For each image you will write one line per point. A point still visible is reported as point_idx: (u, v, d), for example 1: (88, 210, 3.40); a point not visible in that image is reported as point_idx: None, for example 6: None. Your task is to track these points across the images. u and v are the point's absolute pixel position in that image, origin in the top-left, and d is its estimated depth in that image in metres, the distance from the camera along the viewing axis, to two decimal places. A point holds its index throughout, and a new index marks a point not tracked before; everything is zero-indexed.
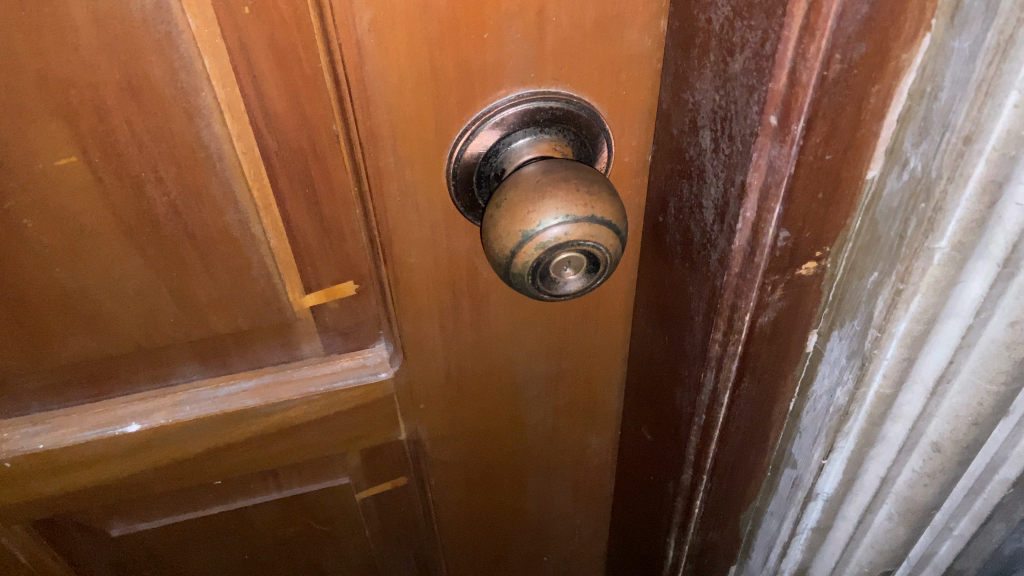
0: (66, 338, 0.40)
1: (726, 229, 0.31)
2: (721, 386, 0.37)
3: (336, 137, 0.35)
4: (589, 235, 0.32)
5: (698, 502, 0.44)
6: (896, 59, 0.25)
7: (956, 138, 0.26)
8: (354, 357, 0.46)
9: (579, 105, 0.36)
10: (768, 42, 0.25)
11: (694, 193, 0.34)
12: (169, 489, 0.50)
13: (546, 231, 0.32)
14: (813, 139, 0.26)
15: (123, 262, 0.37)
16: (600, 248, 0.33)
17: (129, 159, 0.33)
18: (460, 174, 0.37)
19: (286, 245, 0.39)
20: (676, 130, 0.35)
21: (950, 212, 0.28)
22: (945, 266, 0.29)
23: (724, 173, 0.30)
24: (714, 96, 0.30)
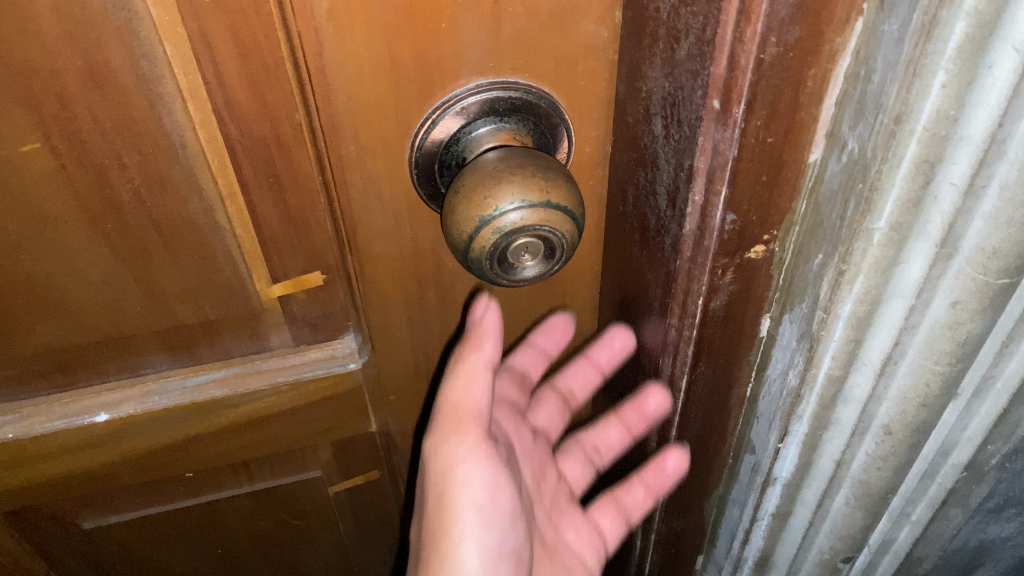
0: (33, 326, 0.41)
1: (678, 213, 0.31)
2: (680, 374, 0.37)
3: (299, 126, 0.36)
4: (545, 220, 0.33)
5: (664, 492, 0.45)
6: (830, 42, 0.26)
7: (888, 119, 0.26)
8: (323, 349, 0.46)
9: (539, 96, 0.36)
10: (708, 26, 0.25)
11: (649, 181, 0.34)
12: (139, 481, 0.50)
13: (503, 215, 0.32)
14: (754, 121, 0.27)
15: (88, 250, 0.38)
16: (556, 232, 0.34)
17: (91, 146, 0.34)
18: (421, 163, 0.37)
19: (251, 234, 0.40)
20: (632, 119, 0.35)
21: (886, 192, 0.28)
22: (885, 246, 0.30)
23: (674, 158, 0.31)
24: (663, 83, 0.30)
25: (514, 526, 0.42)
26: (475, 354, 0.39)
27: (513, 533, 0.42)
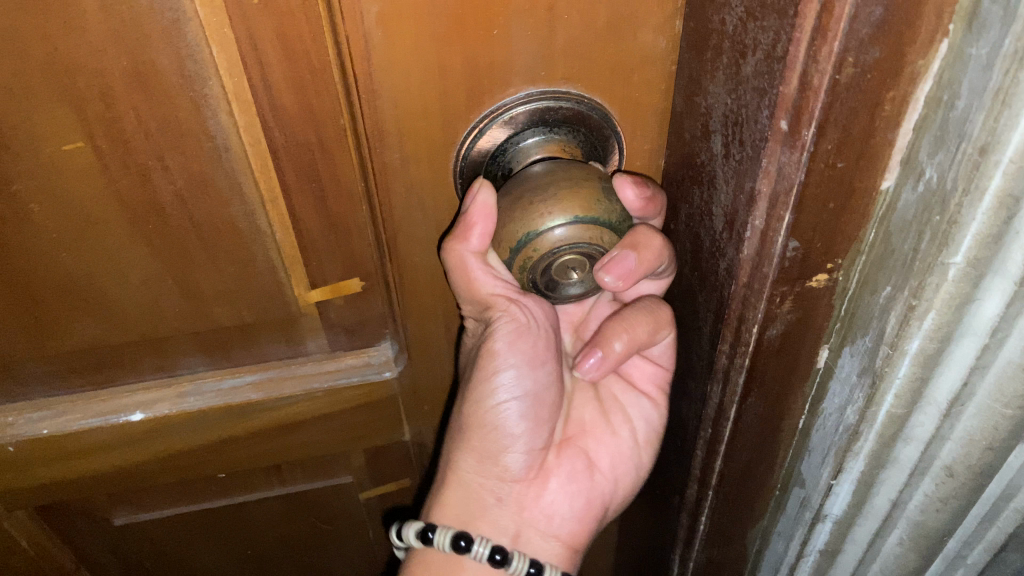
0: (72, 323, 0.40)
1: (735, 237, 0.31)
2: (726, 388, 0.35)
3: (343, 132, 0.35)
4: (567, 239, 0.32)
5: (704, 519, 0.43)
6: (910, 64, 0.25)
7: (972, 149, 0.25)
8: (358, 356, 0.45)
9: (590, 106, 0.35)
10: (779, 43, 0.25)
11: (704, 201, 0.33)
12: (171, 481, 0.50)
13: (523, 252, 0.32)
14: (825, 145, 0.26)
15: (130, 250, 0.37)
16: (592, 242, 0.32)
17: (135, 147, 0.33)
18: (467, 172, 0.36)
19: (292, 239, 0.39)
20: (688, 135, 0.34)
21: (965, 225, 0.27)
22: (960, 282, 0.29)
23: (733, 181, 0.30)
24: (726, 100, 0.29)
25: (535, 365, 0.42)
26: (460, 246, 0.34)
27: (535, 373, 0.42)
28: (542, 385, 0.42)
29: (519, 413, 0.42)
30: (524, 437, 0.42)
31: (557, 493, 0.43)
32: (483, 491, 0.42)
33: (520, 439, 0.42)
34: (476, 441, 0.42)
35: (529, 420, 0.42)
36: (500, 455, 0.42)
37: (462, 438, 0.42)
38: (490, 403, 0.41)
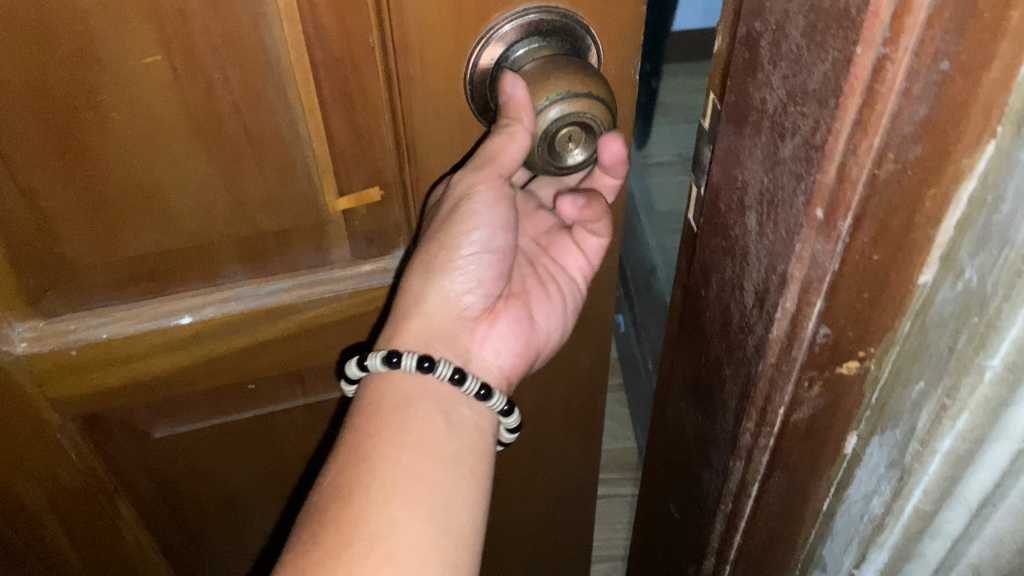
0: (136, 230, 0.47)
1: (766, 315, 0.39)
2: (746, 402, 0.43)
3: (371, 49, 0.42)
4: (568, 113, 0.40)
5: (736, 541, 0.52)
6: (956, 163, 0.31)
7: (1014, 253, 0.33)
8: (376, 263, 0.54)
9: (566, 16, 0.43)
10: (819, 132, 0.32)
11: (736, 273, 0.42)
12: (206, 387, 0.57)
13: (537, 127, 0.41)
14: (860, 237, 0.33)
15: (190, 158, 0.44)
16: (582, 117, 0.41)
17: (203, 59, 0.40)
18: (475, 81, 0.45)
19: (325, 147, 0.46)
20: (722, 206, 0.42)
21: (1008, 322, 0.35)
22: (1003, 372, 0.37)
23: (766, 256, 0.38)
24: (761, 178, 0.37)
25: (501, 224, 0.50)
26: (515, 124, 0.41)
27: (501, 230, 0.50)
28: (501, 248, 0.52)
29: (477, 269, 0.51)
30: (480, 289, 0.52)
31: (501, 330, 0.53)
32: (444, 320, 0.51)
33: (480, 282, 0.52)
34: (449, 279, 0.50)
35: (483, 277, 0.52)
36: (461, 292, 0.51)
37: (435, 270, 0.49)
38: (457, 249, 0.49)
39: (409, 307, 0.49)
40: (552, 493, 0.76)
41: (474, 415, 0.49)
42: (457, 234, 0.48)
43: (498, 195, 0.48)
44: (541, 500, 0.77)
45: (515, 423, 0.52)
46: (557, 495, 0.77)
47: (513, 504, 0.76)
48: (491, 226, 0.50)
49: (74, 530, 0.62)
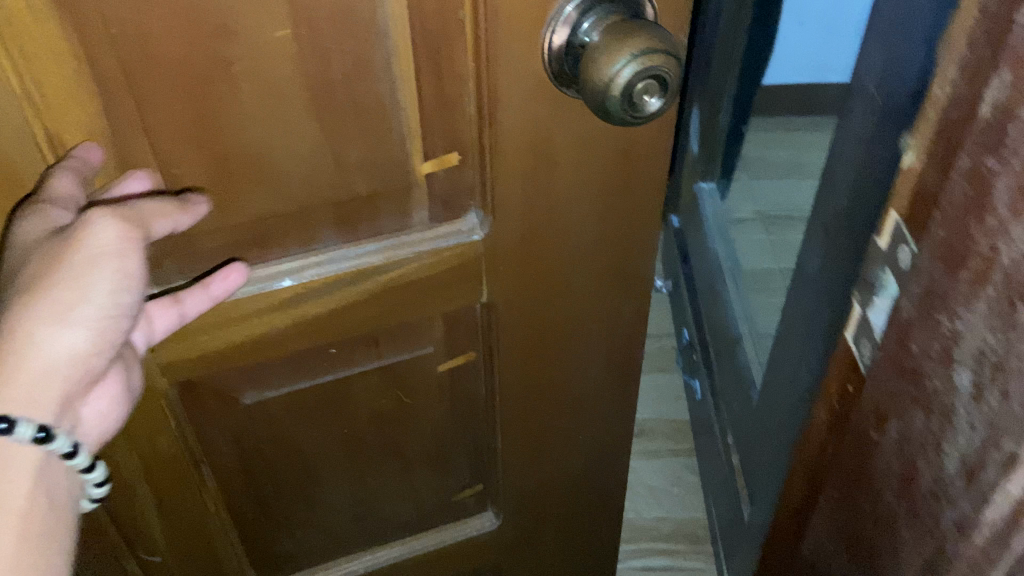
0: (250, 195, 0.52)
1: (975, 490, 0.37)
2: (934, 573, 0.43)
3: (461, 21, 0.49)
4: (640, 70, 0.46)
5: None
6: None
7: None
8: (451, 224, 0.59)
9: None
10: None
11: (932, 430, 0.41)
12: (295, 350, 0.61)
13: (617, 88, 0.46)
14: None
15: (302, 125, 0.49)
16: (657, 69, 0.46)
17: (323, 32, 0.46)
18: (551, 61, 0.51)
19: (416, 112, 0.52)
20: (918, 346, 0.41)
21: None
22: None
23: (982, 425, 0.36)
24: (982, 334, 0.35)
25: (123, 282, 0.49)
26: (180, 215, 0.49)
27: (123, 286, 0.49)
28: (132, 316, 0.51)
29: (100, 327, 0.49)
30: (104, 349, 0.50)
31: (98, 398, 0.53)
32: (58, 379, 0.48)
33: (100, 341, 0.50)
34: (67, 335, 0.48)
35: (109, 339, 0.50)
36: (76, 349, 0.49)
37: (53, 321, 0.47)
38: (68, 300, 0.47)
39: (34, 355, 0.46)
40: (586, 442, 0.84)
41: (45, 474, 0.49)
42: (88, 287, 0.48)
43: (135, 266, 0.49)
44: (578, 449, 0.85)
45: (102, 494, 0.55)
46: (591, 445, 0.85)
47: (555, 455, 0.84)
48: (131, 294, 0.50)
49: (165, 505, 0.66)
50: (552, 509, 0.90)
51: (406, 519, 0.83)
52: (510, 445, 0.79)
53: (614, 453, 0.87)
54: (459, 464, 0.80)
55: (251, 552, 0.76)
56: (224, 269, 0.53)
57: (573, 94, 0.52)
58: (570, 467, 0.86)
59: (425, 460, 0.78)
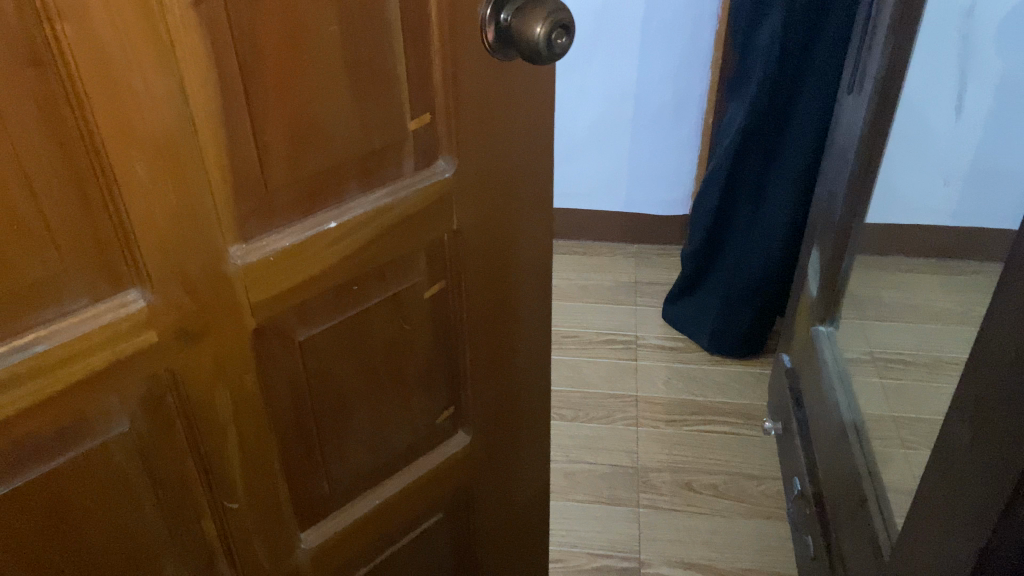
0: (311, 156, 0.72)
1: None
2: None
3: (428, 13, 0.74)
4: (550, 28, 0.76)
5: None
6: None
7: None
8: (431, 169, 0.83)
9: None
10: None
11: None
12: (334, 285, 0.80)
13: (545, 46, 0.76)
14: None
15: (342, 95, 0.71)
16: (558, 22, 0.76)
17: (353, 24, 0.69)
18: (493, 47, 0.80)
19: (406, 82, 0.76)
20: None
21: None
22: None
23: None
24: None
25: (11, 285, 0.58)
26: None
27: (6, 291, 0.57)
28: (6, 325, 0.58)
29: None
30: None
31: None
32: None
33: None
34: None
35: None
36: None
37: None
38: None
39: None
40: (528, 355, 1.11)
41: None
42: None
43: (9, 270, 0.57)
44: (523, 361, 1.10)
45: None
46: (532, 355, 1.11)
47: (509, 369, 1.09)
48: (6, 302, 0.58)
49: (242, 447, 0.80)
50: (507, 418, 1.14)
51: (403, 446, 1.01)
52: (478, 361, 1.03)
53: (544, 362, 1.14)
54: (441, 385, 1.01)
55: (298, 496, 0.90)
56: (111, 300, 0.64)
57: (514, 57, 0.82)
58: (517, 376, 1.11)
59: (421, 386, 0.98)
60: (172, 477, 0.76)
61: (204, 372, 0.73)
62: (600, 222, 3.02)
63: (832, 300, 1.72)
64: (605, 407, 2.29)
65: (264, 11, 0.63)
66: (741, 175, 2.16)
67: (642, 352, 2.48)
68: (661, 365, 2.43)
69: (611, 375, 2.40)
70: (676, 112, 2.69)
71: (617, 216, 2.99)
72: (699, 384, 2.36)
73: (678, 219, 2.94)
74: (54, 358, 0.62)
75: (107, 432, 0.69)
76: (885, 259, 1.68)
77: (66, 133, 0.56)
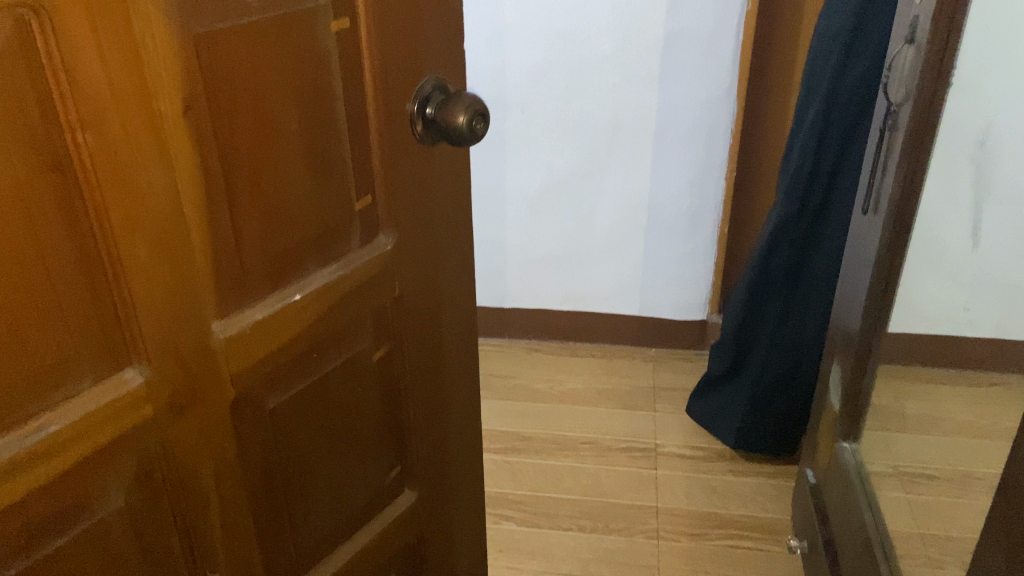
0: (278, 238, 0.82)
1: None
2: None
3: (369, 110, 0.87)
4: (474, 116, 0.93)
5: None
6: None
7: None
8: (374, 244, 0.94)
9: (425, 84, 0.91)
10: None
11: None
12: (297, 354, 0.88)
13: (473, 131, 0.93)
14: None
15: (302, 184, 0.82)
16: (478, 111, 0.93)
17: (311, 124, 0.81)
18: (422, 137, 0.93)
19: (352, 169, 0.88)
20: None
21: None
22: None
23: None
24: None
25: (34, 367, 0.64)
26: None
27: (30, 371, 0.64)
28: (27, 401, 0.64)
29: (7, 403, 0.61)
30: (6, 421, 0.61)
31: None
32: None
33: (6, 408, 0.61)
34: None
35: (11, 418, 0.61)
36: None
37: None
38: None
39: None
40: (460, 411, 1.20)
41: None
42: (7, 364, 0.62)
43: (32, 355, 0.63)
44: (456, 416, 1.20)
45: None
46: (464, 410, 1.21)
47: (445, 425, 1.18)
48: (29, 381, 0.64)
49: (223, 516, 0.85)
50: (445, 474, 1.22)
51: (360, 506, 1.07)
52: (418, 419, 1.12)
53: (473, 417, 1.24)
54: (388, 444, 1.09)
55: (270, 561, 0.95)
56: (116, 379, 0.70)
57: (438, 141, 0.96)
58: (452, 430, 1.20)
59: (372, 445, 1.05)
60: (160, 552, 0.79)
61: (191, 443, 0.79)
62: (610, 326, 2.67)
63: (856, 418, 1.49)
64: (626, 517, 2.01)
65: (239, 114, 0.73)
66: (772, 271, 1.93)
67: (664, 461, 2.19)
68: (680, 475, 2.14)
69: (631, 486, 2.11)
70: (692, 223, 2.41)
71: (626, 317, 2.63)
72: (728, 494, 2.07)
73: (698, 323, 2.59)
74: (64, 438, 0.66)
75: (104, 509, 0.72)
76: (903, 367, 1.42)
77: (83, 230, 0.64)
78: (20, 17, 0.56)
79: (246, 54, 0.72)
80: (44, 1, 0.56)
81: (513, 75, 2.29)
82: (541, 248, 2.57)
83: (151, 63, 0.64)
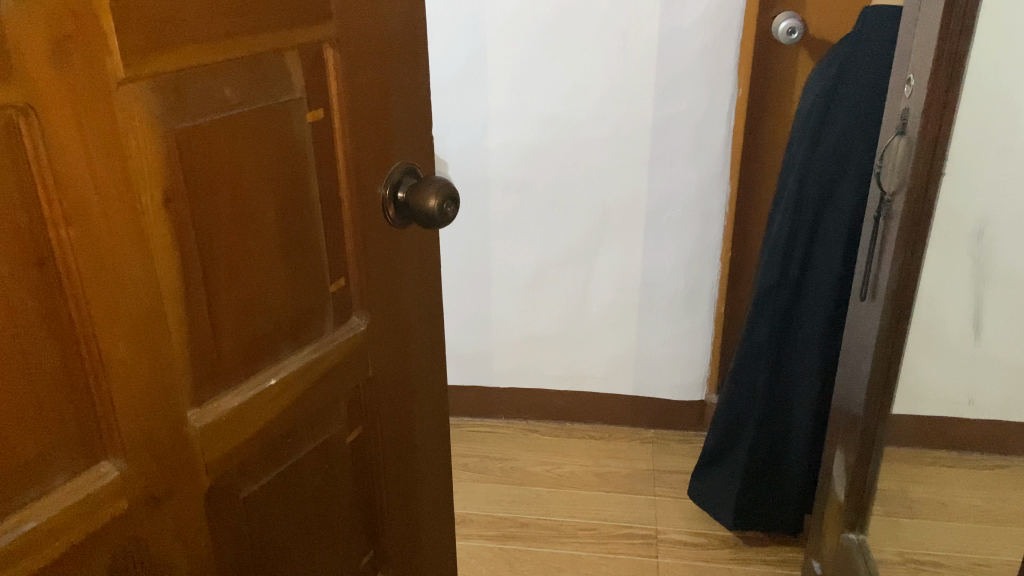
0: (252, 324, 0.82)
1: None
2: None
3: (342, 194, 0.89)
4: (444, 200, 0.95)
5: None
6: None
7: None
8: (346, 326, 0.95)
9: (396, 168, 0.94)
10: None
11: None
12: (271, 440, 0.87)
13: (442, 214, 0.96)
14: None
15: (277, 270, 0.83)
16: (448, 196, 0.96)
17: (286, 210, 0.82)
18: (393, 219, 0.95)
19: (325, 253, 0.89)
20: None
21: None
22: None
23: None
24: None
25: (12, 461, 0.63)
26: None
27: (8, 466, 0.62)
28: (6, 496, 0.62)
29: None
30: None
31: None
32: None
33: None
34: None
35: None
36: None
37: None
38: None
39: None
40: (431, 489, 1.19)
41: None
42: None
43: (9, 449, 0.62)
44: (427, 496, 1.18)
45: None
46: (435, 488, 1.20)
47: (416, 505, 1.16)
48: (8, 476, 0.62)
49: None
50: (417, 556, 1.20)
51: None
52: (390, 500, 1.10)
53: (444, 496, 1.23)
54: (360, 527, 1.07)
55: None
56: (92, 472, 0.69)
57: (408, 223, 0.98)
58: (424, 511, 1.18)
59: (344, 529, 1.03)
60: None
61: (165, 536, 0.77)
62: (606, 407, 2.59)
63: (862, 509, 1.46)
64: None
65: (217, 204, 0.74)
66: (758, 347, 1.90)
67: (666, 549, 2.11)
68: (683, 565, 2.06)
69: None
70: (690, 302, 2.37)
71: (625, 399, 2.56)
72: None
73: (697, 404, 2.53)
74: (39, 536, 0.64)
75: None
76: (910, 452, 1.37)
77: (61, 324, 0.64)
78: (11, 119, 0.57)
79: (224, 147, 0.73)
80: (34, 104, 0.58)
81: (495, 159, 2.27)
82: (537, 329, 2.50)
83: (133, 157, 0.66)
